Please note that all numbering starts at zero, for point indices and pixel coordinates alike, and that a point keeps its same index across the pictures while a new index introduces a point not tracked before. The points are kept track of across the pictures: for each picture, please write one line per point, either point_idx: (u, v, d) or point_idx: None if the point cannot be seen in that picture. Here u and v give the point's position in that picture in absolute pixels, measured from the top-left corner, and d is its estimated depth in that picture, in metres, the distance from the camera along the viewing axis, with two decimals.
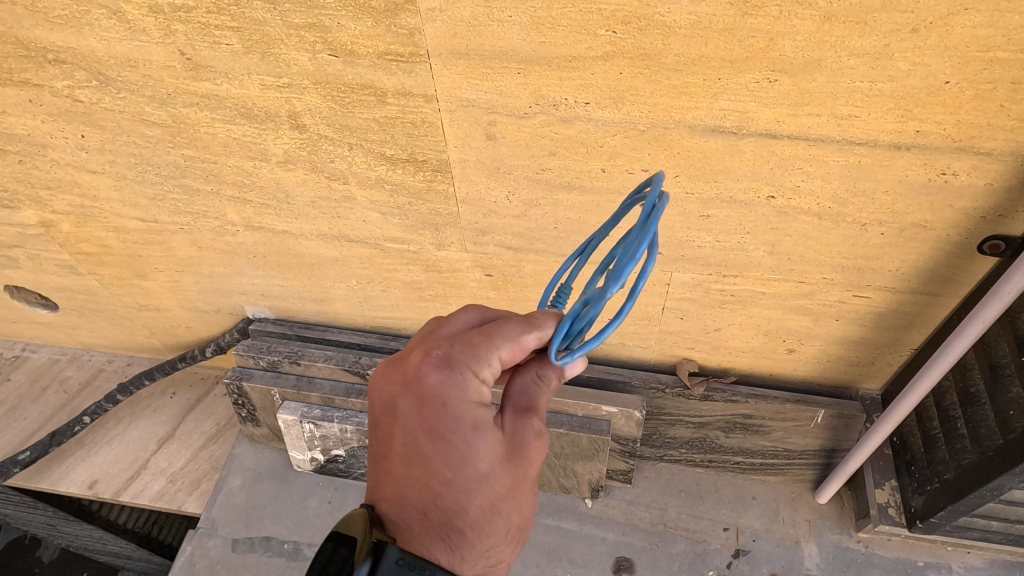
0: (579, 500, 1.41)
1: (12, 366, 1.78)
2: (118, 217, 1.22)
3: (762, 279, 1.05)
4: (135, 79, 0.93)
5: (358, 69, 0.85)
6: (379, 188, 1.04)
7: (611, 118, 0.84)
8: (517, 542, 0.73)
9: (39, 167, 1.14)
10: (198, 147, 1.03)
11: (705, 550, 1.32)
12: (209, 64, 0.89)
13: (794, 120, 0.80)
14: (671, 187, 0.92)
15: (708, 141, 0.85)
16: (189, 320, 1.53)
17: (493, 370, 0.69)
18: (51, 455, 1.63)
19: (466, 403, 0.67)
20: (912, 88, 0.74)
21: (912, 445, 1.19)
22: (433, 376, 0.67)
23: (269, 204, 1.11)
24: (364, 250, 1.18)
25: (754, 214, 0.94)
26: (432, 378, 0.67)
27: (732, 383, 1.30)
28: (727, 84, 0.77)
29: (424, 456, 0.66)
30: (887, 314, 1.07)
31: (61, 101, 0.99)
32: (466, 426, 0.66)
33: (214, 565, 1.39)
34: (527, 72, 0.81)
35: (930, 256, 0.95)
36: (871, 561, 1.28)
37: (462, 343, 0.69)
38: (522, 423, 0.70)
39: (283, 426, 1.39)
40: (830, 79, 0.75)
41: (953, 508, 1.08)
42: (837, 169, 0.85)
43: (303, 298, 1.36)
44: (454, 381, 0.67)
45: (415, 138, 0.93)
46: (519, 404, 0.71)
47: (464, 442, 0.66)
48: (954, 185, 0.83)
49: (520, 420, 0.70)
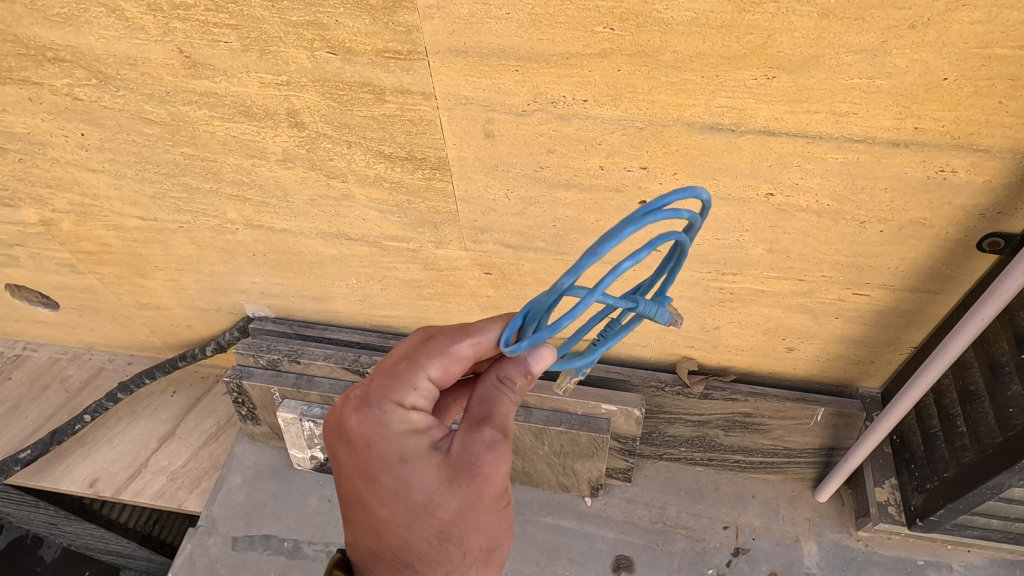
0: (578, 499, 1.41)
1: (13, 365, 1.78)
2: (118, 215, 1.22)
3: (761, 277, 1.05)
4: (134, 77, 0.93)
5: (357, 66, 0.85)
6: (378, 186, 1.04)
7: (609, 115, 0.84)
8: (485, 561, 0.75)
9: (39, 166, 1.14)
10: (198, 146, 1.03)
11: (704, 548, 1.32)
12: (208, 62, 0.89)
13: (792, 117, 0.80)
14: (670, 185, 0.92)
15: (706, 138, 0.85)
16: (189, 319, 1.53)
17: (418, 391, 0.72)
18: (52, 453, 1.63)
19: (389, 441, 0.69)
20: (910, 85, 0.73)
21: (911, 443, 1.19)
22: (353, 418, 0.70)
23: (268, 202, 1.12)
24: (364, 248, 1.18)
25: (752, 212, 0.94)
26: (353, 421, 0.70)
27: (731, 381, 1.30)
28: (725, 82, 0.77)
29: (363, 498, 0.71)
30: (886, 312, 1.07)
31: (61, 100, 0.99)
32: (393, 462, 0.69)
33: (214, 563, 1.40)
34: (525, 69, 0.81)
35: (929, 254, 0.95)
36: (871, 560, 1.28)
37: (384, 376, 0.72)
38: (471, 443, 0.70)
39: (283, 424, 1.39)
40: (828, 76, 0.74)
41: (953, 506, 1.08)
42: (836, 167, 0.85)
43: (303, 297, 1.36)
44: (377, 420, 0.70)
45: (414, 136, 0.94)
46: (471, 416, 0.71)
47: (393, 479, 0.69)
48: (952, 182, 0.83)
49: (463, 439, 0.70)
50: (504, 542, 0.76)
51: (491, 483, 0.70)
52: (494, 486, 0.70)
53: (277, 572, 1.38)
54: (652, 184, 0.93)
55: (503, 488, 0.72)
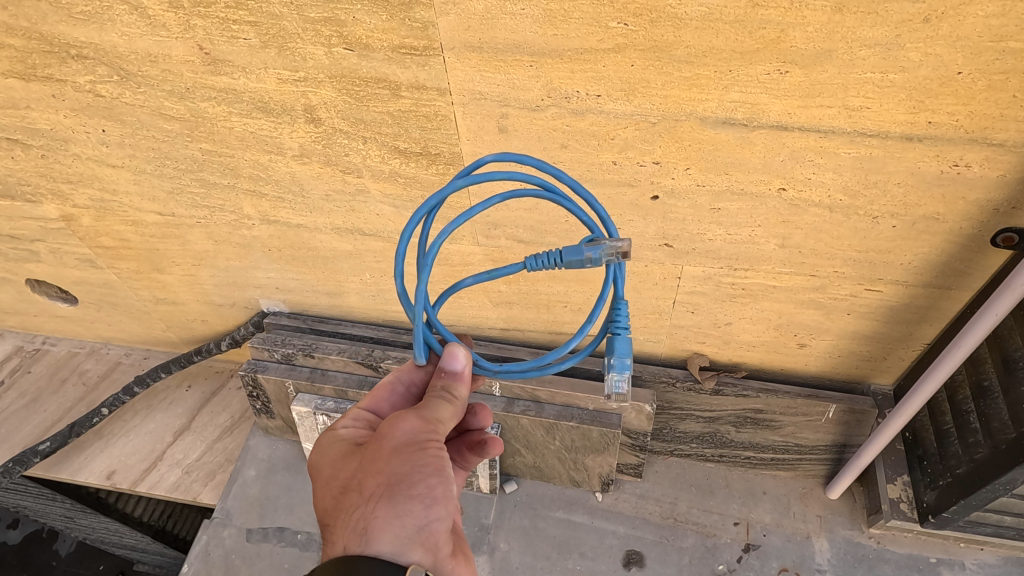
0: (589, 493, 1.41)
1: (32, 358, 1.82)
2: (137, 211, 1.24)
3: (773, 273, 1.06)
4: (155, 74, 0.95)
5: (373, 62, 0.86)
6: (393, 181, 1.05)
7: (623, 110, 0.85)
8: (391, 498, 0.72)
9: (61, 161, 1.16)
10: (216, 141, 1.05)
11: (715, 544, 1.32)
12: (227, 59, 0.91)
13: (805, 112, 0.80)
14: (683, 180, 0.93)
15: (719, 133, 0.85)
16: (205, 314, 1.55)
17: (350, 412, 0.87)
18: (71, 446, 1.66)
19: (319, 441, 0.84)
20: (924, 78, 0.74)
21: (924, 440, 1.19)
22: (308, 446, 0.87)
23: (285, 198, 1.13)
24: (378, 243, 1.20)
25: (765, 206, 0.94)
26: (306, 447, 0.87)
27: (743, 377, 1.30)
28: (739, 76, 0.78)
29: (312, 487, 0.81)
30: (899, 308, 1.07)
31: (83, 96, 1.01)
32: (319, 453, 0.83)
33: (229, 554, 1.42)
34: (539, 64, 0.82)
35: (942, 249, 0.95)
36: (882, 557, 1.28)
37: None
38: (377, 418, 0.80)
39: (297, 417, 1.41)
40: (841, 70, 0.75)
41: (965, 503, 1.08)
42: (849, 161, 0.85)
43: (318, 292, 1.38)
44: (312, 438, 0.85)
45: (428, 132, 0.95)
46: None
47: (318, 465, 0.82)
48: (967, 176, 0.83)
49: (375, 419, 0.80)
50: (416, 481, 0.73)
51: (388, 437, 0.76)
52: (392, 438, 0.75)
53: (291, 564, 1.40)
54: (665, 178, 0.93)
55: (403, 439, 0.75)
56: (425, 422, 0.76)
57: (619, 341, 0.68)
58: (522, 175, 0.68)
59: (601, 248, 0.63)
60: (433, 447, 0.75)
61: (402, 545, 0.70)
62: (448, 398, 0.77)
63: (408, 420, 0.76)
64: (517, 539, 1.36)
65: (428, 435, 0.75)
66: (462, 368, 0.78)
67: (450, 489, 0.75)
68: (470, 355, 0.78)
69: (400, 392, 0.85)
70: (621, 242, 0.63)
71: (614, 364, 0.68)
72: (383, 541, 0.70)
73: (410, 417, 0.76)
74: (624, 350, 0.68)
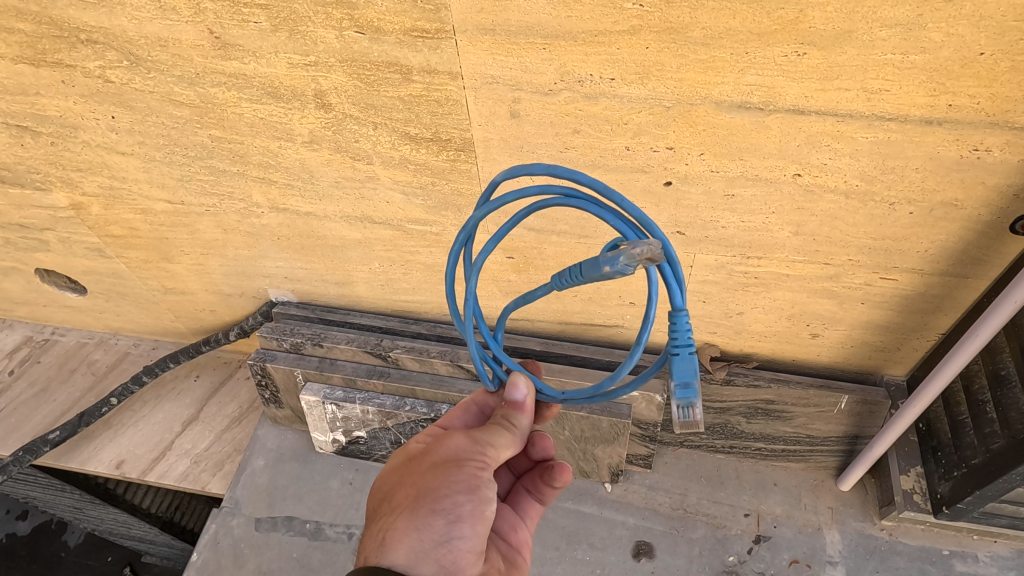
0: (598, 484, 1.41)
1: (42, 349, 1.82)
2: (146, 199, 1.24)
3: (787, 261, 1.04)
4: (165, 58, 0.95)
5: (384, 46, 0.86)
6: (403, 168, 1.04)
7: (637, 93, 0.84)
8: (414, 510, 0.73)
9: (71, 149, 1.16)
10: (225, 128, 1.04)
11: (726, 535, 1.31)
12: (238, 43, 0.90)
13: (822, 95, 0.79)
14: (696, 166, 0.92)
15: (734, 117, 0.84)
16: (214, 304, 1.55)
17: None
18: (80, 435, 1.66)
19: None
20: (946, 60, 0.72)
21: (938, 431, 1.18)
22: None
23: (294, 185, 1.13)
24: (387, 232, 1.19)
25: (779, 192, 0.93)
26: None
27: (754, 368, 1.30)
28: (755, 58, 0.77)
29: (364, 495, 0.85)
30: (914, 297, 1.06)
31: (93, 81, 1.01)
32: None
33: (238, 543, 1.42)
34: (553, 47, 0.81)
35: (959, 236, 0.93)
36: (895, 549, 1.27)
37: None
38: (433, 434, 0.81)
39: (306, 407, 1.41)
40: (860, 52, 0.74)
41: (981, 493, 1.07)
42: (866, 146, 0.84)
43: (326, 281, 1.37)
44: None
45: (439, 117, 0.94)
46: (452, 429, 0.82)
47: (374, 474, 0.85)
48: (987, 161, 0.82)
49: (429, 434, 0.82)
50: (443, 496, 0.73)
51: (432, 452, 0.77)
52: (435, 453, 0.77)
53: (300, 553, 1.40)
54: (679, 164, 0.92)
55: (445, 455, 0.76)
56: (474, 441, 0.76)
57: (679, 362, 0.61)
58: (536, 189, 0.65)
59: (617, 257, 0.54)
60: (471, 466, 0.74)
61: (416, 558, 0.70)
62: (507, 426, 0.76)
63: (458, 437, 0.77)
64: None
65: (470, 453, 0.75)
66: (523, 399, 0.75)
67: (483, 511, 0.75)
68: (532, 385, 0.76)
69: (473, 412, 0.85)
70: (640, 246, 0.53)
71: (676, 390, 0.62)
72: (397, 552, 0.71)
73: (461, 435, 0.77)
74: (686, 373, 0.61)
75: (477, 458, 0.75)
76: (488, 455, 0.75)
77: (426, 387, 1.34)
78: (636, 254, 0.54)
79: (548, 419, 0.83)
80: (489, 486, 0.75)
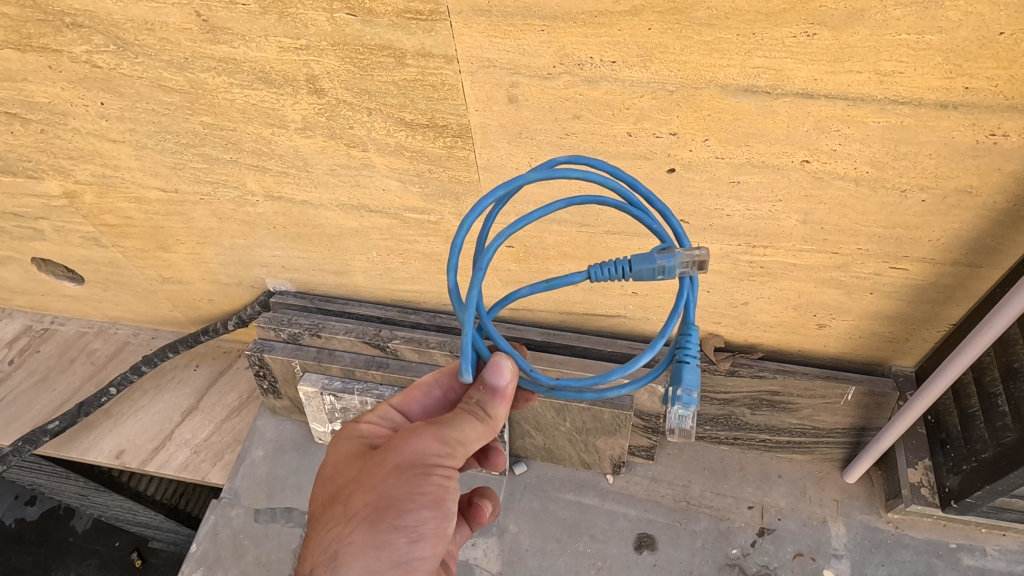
0: (600, 476, 1.39)
1: (41, 338, 1.81)
2: (139, 187, 1.22)
3: (794, 250, 1.02)
4: (152, 43, 0.92)
5: (377, 29, 0.83)
6: (399, 155, 1.02)
7: (639, 77, 0.81)
8: (373, 524, 0.73)
9: (61, 136, 1.13)
10: (217, 114, 1.02)
11: (729, 528, 1.30)
12: (226, 26, 0.87)
13: (833, 78, 0.76)
14: (701, 152, 0.89)
15: (740, 102, 0.81)
16: (211, 293, 1.53)
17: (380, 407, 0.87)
18: (80, 425, 1.66)
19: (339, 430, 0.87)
20: (963, 40, 0.69)
21: (947, 423, 1.16)
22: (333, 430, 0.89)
23: (288, 172, 1.10)
24: (384, 221, 1.17)
25: (787, 179, 0.90)
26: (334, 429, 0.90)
27: (759, 359, 1.27)
28: (762, 40, 0.74)
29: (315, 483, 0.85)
30: (925, 288, 1.03)
31: (80, 67, 0.98)
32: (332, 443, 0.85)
33: (237, 534, 1.41)
34: (551, 29, 0.78)
35: (974, 225, 0.90)
36: (901, 542, 1.25)
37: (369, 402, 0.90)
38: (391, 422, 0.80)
39: (304, 397, 1.39)
40: (874, 32, 0.70)
41: (991, 488, 1.05)
42: (878, 131, 0.80)
43: (324, 271, 1.35)
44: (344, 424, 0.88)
45: (435, 102, 0.91)
46: None
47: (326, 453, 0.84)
48: (1004, 147, 0.79)
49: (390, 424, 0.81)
50: (406, 510, 0.73)
51: (395, 452, 0.75)
52: (399, 454, 0.75)
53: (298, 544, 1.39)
54: (683, 151, 0.89)
55: (409, 460, 0.74)
56: (442, 443, 0.74)
57: (688, 371, 0.67)
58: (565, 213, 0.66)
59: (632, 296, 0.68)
60: (438, 475, 0.74)
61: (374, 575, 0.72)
62: (482, 416, 0.76)
63: (425, 440, 0.75)
64: (527, 522, 1.34)
65: (437, 459, 0.74)
66: (504, 385, 0.74)
67: (444, 528, 0.76)
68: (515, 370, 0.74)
69: (435, 396, 0.86)
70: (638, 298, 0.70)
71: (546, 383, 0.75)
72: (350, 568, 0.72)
73: (428, 438, 0.75)
74: (691, 381, 0.67)
75: (445, 466, 0.75)
76: (456, 453, 0.75)
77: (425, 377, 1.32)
78: (689, 253, 0.60)
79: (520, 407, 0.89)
80: (453, 500, 0.76)
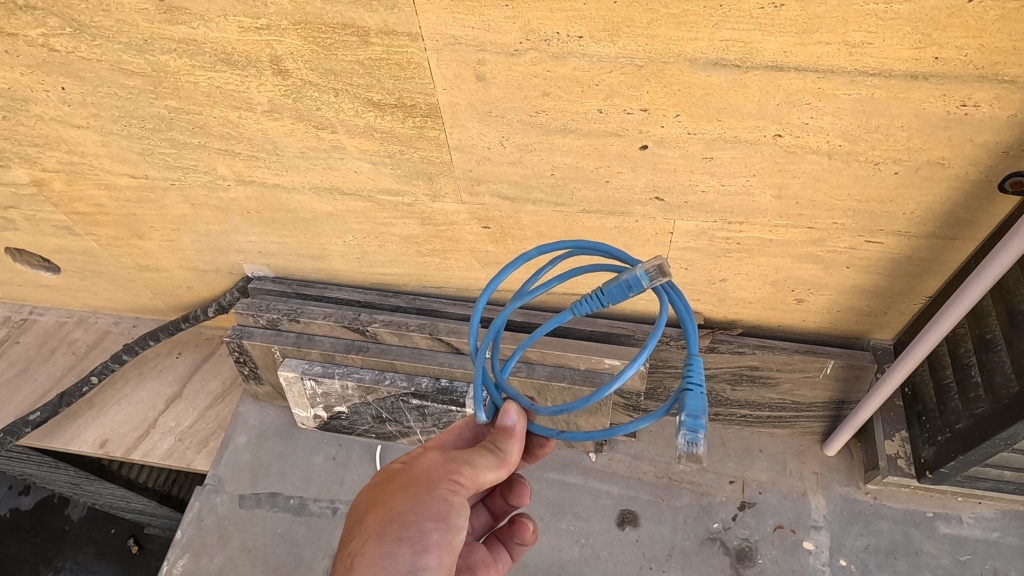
0: (582, 454, 1.40)
1: (20, 329, 1.80)
2: (107, 174, 1.20)
3: (770, 226, 1.01)
4: (109, 24, 0.89)
5: (338, 7, 0.81)
6: (369, 137, 1.00)
7: (607, 52, 0.79)
8: (381, 536, 0.73)
9: (24, 123, 1.11)
10: (181, 98, 0.99)
11: (710, 502, 1.31)
12: (183, 6, 0.85)
13: (802, 50, 0.75)
14: (672, 128, 0.88)
15: (710, 76, 0.80)
16: (190, 280, 1.52)
17: None
18: (62, 415, 1.65)
19: None
20: (932, 9, 0.68)
21: (924, 395, 1.16)
22: None
23: (258, 156, 1.08)
24: (358, 203, 1.15)
25: (759, 154, 0.89)
26: None
27: (739, 335, 1.27)
28: (729, 12, 0.72)
29: None
30: (900, 261, 1.03)
31: (38, 51, 0.96)
32: None
33: (222, 520, 1.41)
34: (515, 4, 0.76)
35: (947, 197, 0.90)
36: (879, 513, 1.26)
37: None
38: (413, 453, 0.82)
39: (285, 383, 1.38)
40: (841, 2, 0.69)
41: (964, 458, 1.06)
42: (849, 104, 0.79)
43: (301, 255, 1.34)
44: None
45: (402, 81, 0.89)
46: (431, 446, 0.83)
47: None
48: (975, 117, 0.78)
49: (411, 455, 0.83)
50: (411, 522, 0.73)
51: (408, 473, 0.77)
52: (408, 474, 0.77)
53: (284, 528, 1.39)
54: (654, 127, 0.88)
55: (419, 477, 0.76)
56: (450, 461, 0.76)
57: (691, 396, 0.62)
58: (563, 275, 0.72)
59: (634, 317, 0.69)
60: (443, 486, 0.74)
61: None
62: (493, 449, 0.77)
63: (434, 458, 0.77)
64: None
65: (442, 474, 0.75)
66: (513, 425, 0.76)
67: (451, 541, 0.74)
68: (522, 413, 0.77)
69: (465, 439, 0.86)
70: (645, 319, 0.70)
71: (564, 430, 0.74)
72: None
73: (436, 456, 0.77)
74: (697, 406, 0.62)
75: (450, 480, 0.75)
76: (462, 475, 0.75)
77: (406, 361, 1.32)
78: (646, 264, 0.61)
79: (538, 457, 0.90)
80: (459, 514, 0.75)
